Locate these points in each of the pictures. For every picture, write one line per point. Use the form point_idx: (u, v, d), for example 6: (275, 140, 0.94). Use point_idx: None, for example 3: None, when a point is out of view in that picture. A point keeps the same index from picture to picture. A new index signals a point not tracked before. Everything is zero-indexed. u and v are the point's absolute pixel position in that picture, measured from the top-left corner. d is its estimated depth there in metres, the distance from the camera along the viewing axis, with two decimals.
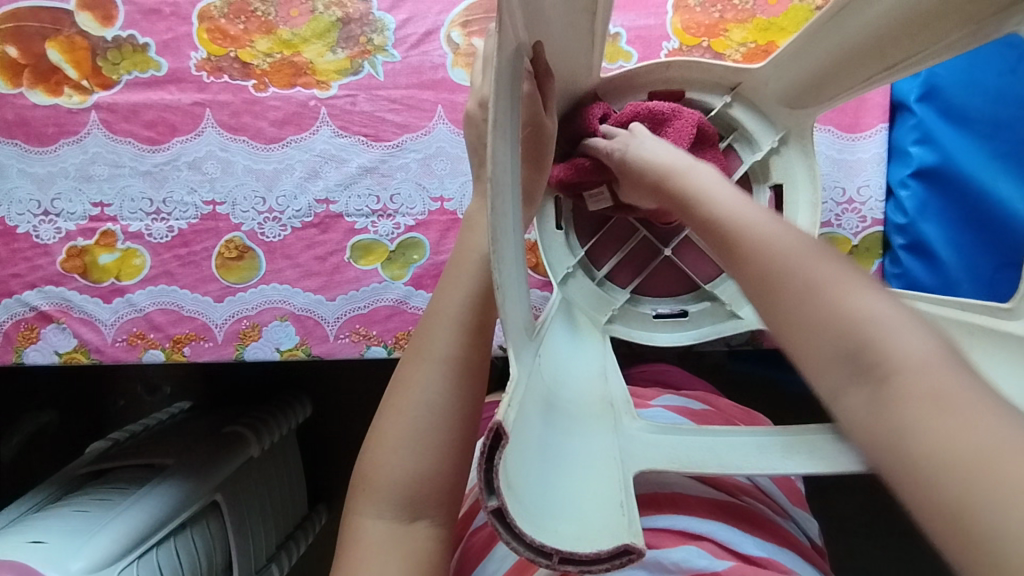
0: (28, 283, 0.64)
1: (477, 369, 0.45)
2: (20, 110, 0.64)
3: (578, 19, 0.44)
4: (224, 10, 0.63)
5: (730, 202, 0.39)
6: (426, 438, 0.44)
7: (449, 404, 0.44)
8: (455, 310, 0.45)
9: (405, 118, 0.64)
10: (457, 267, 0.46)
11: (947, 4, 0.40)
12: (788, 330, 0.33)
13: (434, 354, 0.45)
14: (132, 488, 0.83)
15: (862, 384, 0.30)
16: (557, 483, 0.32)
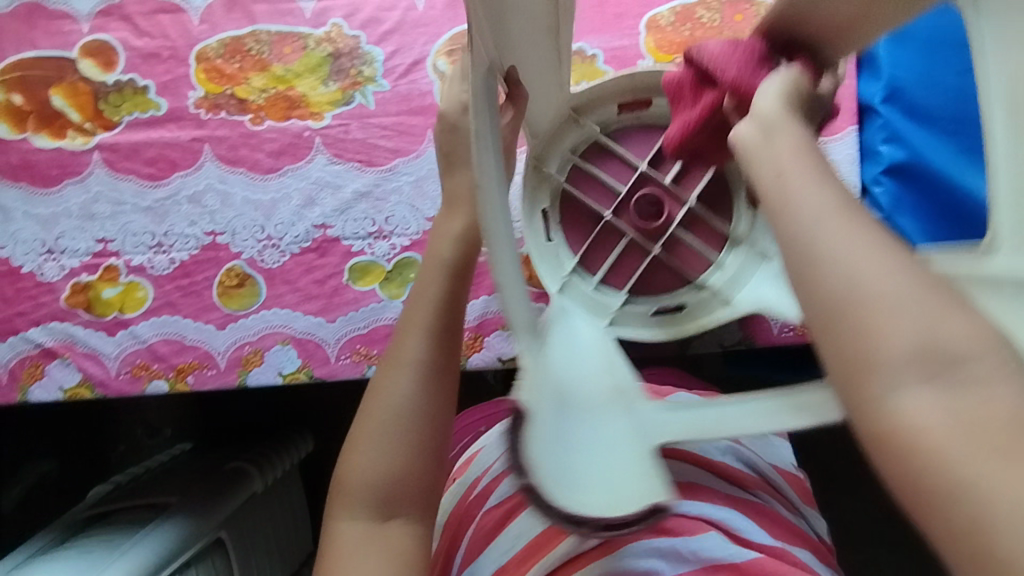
0: (33, 321, 0.66)
1: (443, 369, 0.47)
2: (25, 154, 0.67)
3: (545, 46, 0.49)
4: (220, 50, 0.66)
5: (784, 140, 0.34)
6: (398, 438, 0.45)
7: (421, 405, 0.45)
8: (426, 312, 0.47)
9: (396, 143, 0.67)
10: (423, 280, 0.49)
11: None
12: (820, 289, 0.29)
13: (402, 359, 0.46)
14: (137, 527, 0.83)
15: (925, 374, 0.27)
16: (589, 452, 0.35)
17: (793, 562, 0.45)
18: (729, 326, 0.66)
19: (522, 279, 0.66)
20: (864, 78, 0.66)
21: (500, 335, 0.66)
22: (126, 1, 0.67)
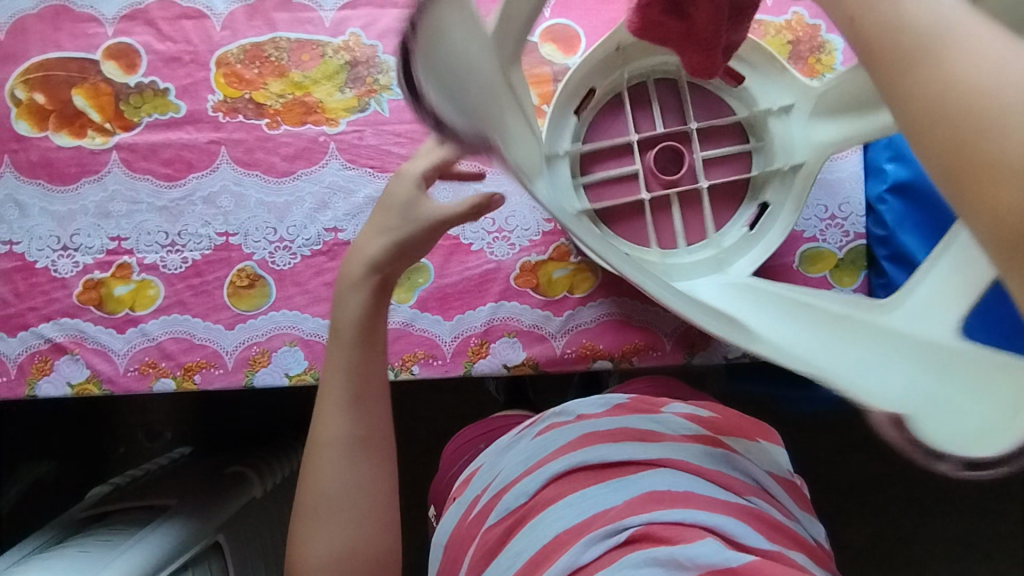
0: (44, 316, 0.67)
1: (365, 441, 0.54)
2: (44, 152, 0.68)
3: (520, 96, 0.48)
4: (240, 56, 0.68)
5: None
6: (337, 515, 0.52)
7: (348, 477, 0.53)
8: (337, 389, 0.54)
9: (409, 150, 0.68)
10: (335, 354, 0.54)
11: None
12: (932, 141, 0.20)
13: (330, 440, 0.53)
14: (134, 529, 0.82)
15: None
16: (952, 389, 0.32)
17: (790, 565, 0.45)
18: None
19: (529, 287, 0.67)
20: None
21: (506, 341, 0.66)
22: (150, 7, 0.69)
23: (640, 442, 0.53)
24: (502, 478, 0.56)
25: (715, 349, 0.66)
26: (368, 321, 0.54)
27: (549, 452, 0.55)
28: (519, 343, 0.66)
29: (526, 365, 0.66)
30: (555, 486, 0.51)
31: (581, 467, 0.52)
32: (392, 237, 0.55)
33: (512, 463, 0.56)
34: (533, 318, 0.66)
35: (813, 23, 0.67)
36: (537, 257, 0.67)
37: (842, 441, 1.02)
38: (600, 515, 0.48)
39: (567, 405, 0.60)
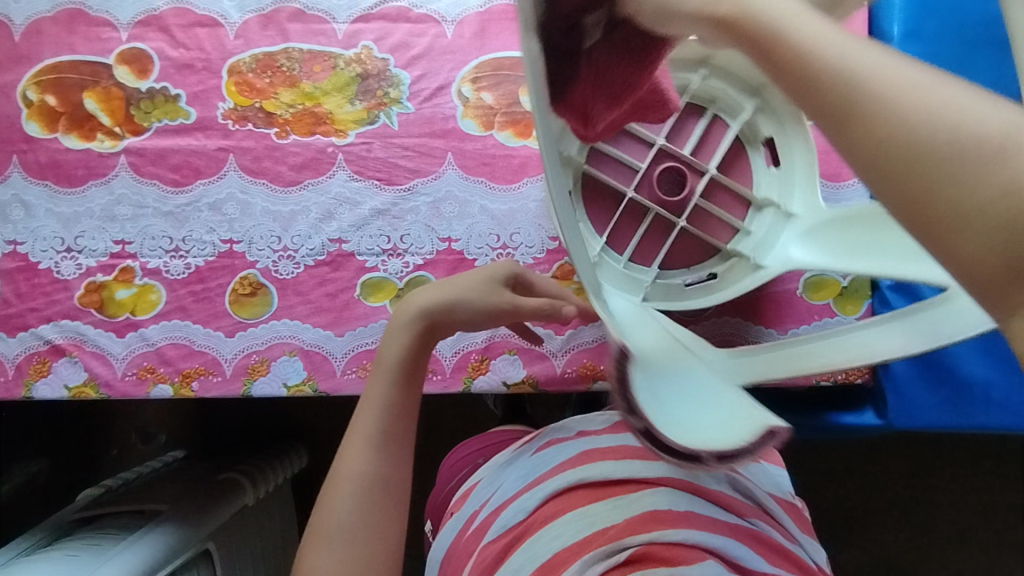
0: (45, 317, 0.66)
1: (387, 481, 0.52)
2: (53, 153, 0.68)
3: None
4: (252, 65, 0.68)
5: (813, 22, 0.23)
6: (348, 556, 0.49)
7: (365, 517, 0.51)
8: (368, 426, 0.53)
9: (417, 164, 0.68)
10: (370, 388, 0.54)
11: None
12: (958, 244, 0.21)
13: (353, 473, 0.51)
14: (123, 534, 0.81)
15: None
16: None
17: None
18: None
19: None
20: None
21: (506, 359, 0.66)
22: (166, 13, 0.69)
23: (643, 460, 0.53)
24: (501, 493, 0.55)
25: None
26: (406, 362, 0.54)
27: (549, 469, 0.54)
28: (520, 361, 0.66)
29: (526, 384, 0.66)
30: (554, 503, 0.51)
31: (581, 484, 0.52)
32: (448, 296, 0.54)
33: (512, 478, 0.56)
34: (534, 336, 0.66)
35: None
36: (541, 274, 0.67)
37: (841, 468, 1.01)
38: (600, 533, 0.47)
39: (567, 420, 0.60)
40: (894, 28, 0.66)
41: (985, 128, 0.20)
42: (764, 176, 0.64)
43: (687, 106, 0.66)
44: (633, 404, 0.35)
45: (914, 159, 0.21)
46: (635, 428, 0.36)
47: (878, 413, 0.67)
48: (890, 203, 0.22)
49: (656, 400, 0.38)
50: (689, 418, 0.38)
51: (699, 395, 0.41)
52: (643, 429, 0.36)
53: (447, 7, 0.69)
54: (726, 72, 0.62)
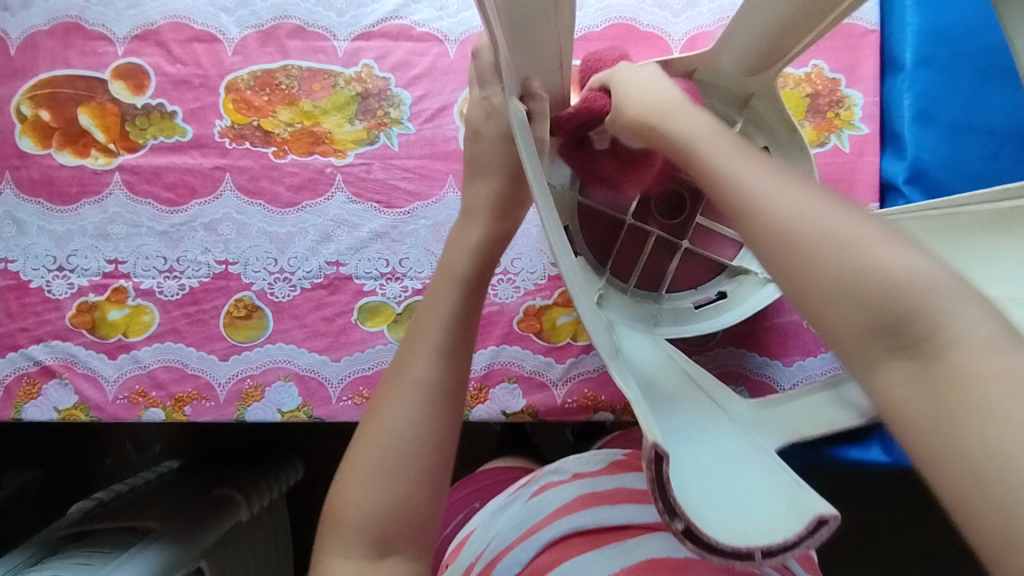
0: (35, 338, 0.65)
1: (452, 394, 0.45)
2: (46, 170, 0.67)
3: (553, 63, 0.50)
4: (250, 82, 0.67)
5: (751, 166, 0.34)
6: (402, 465, 0.43)
7: (427, 429, 0.44)
8: (434, 334, 0.46)
9: (417, 186, 0.66)
10: (432, 296, 0.48)
11: None
12: (830, 316, 0.29)
13: (411, 379, 0.45)
14: (113, 553, 0.79)
15: (902, 355, 0.27)
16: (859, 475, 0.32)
17: None
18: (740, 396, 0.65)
19: (532, 332, 0.65)
20: (888, 156, 0.64)
21: (506, 387, 0.64)
22: (163, 28, 0.68)
23: (639, 505, 0.51)
24: (495, 543, 0.53)
25: None
26: (477, 275, 0.49)
27: (544, 516, 0.53)
28: (520, 390, 0.64)
29: (525, 413, 0.64)
30: (552, 551, 0.49)
31: (578, 529, 0.50)
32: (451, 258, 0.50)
33: (506, 527, 0.54)
34: (534, 364, 0.65)
35: (833, 76, 0.65)
36: (542, 301, 0.65)
37: None
38: None
39: (561, 464, 0.59)
40: (907, 54, 0.64)
41: (846, 235, 0.30)
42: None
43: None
44: (669, 503, 0.30)
45: (807, 250, 0.30)
46: (674, 530, 0.30)
47: (884, 449, 0.65)
48: (782, 278, 0.31)
49: (689, 480, 0.33)
50: (731, 503, 0.33)
51: (730, 470, 0.36)
52: (684, 531, 0.30)
53: (451, 25, 0.68)
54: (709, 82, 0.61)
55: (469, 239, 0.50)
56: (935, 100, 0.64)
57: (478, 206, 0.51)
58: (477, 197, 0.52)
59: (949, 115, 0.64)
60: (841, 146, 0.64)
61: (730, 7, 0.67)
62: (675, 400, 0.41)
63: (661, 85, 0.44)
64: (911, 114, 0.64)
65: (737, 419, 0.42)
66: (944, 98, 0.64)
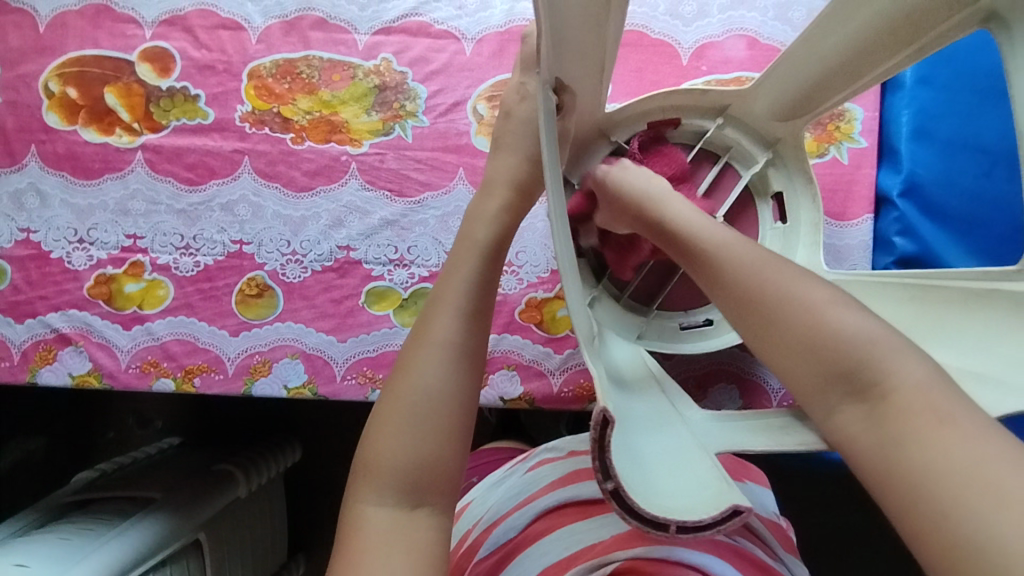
0: (53, 306, 0.67)
1: (472, 354, 0.47)
2: (71, 145, 0.69)
3: (592, 74, 0.53)
4: (272, 70, 0.69)
5: (742, 253, 0.44)
6: (426, 420, 0.45)
7: (450, 386, 0.46)
8: (457, 297, 0.48)
9: (428, 177, 0.69)
10: (457, 257, 0.50)
11: (890, 23, 0.48)
12: (791, 364, 0.40)
13: (434, 339, 0.47)
14: (116, 520, 0.81)
15: (857, 401, 0.37)
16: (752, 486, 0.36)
17: None
18: (730, 393, 0.67)
19: (533, 322, 0.68)
20: (885, 169, 0.67)
21: (505, 374, 0.67)
22: (190, 14, 0.70)
23: None
24: (492, 513, 0.57)
25: (711, 400, 0.68)
26: (497, 243, 0.51)
27: (539, 488, 0.56)
28: (518, 377, 0.67)
29: (523, 400, 0.67)
30: (545, 520, 0.52)
31: (568, 502, 0.53)
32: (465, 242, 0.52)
33: (502, 498, 0.58)
34: (533, 353, 0.67)
35: None
36: (544, 293, 0.68)
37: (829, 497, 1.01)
38: (587, 548, 0.47)
39: (558, 441, 0.61)
40: (908, 72, 0.67)
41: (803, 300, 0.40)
42: (769, 231, 0.65)
43: (698, 154, 0.68)
44: (604, 464, 0.34)
45: (772, 317, 0.41)
46: (602, 489, 0.34)
47: None
48: (752, 332, 0.42)
49: (626, 458, 0.36)
50: (659, 484, 0.37)
51: (672, 463, 0.39)
52: (612, 491, 0.34)
53: (468, 25, 0.70)
54: (742, 121, 0.65)
55: (488, 207, 0.53)
56: (932, 117, 0.66)
57: (498, 178, 0.54)
58: (500, 169, 0.55)
59: (945, 133, 0.66)
60: (840, 158, 0.67)
61: (738, 19, 0.70)
62: (634, 403, 0.44)
63: (651, 183, 0.54)
64: (908, 129, 0.66)
65: (690, 426, 0.44)
66: (941, 115, 0.66)
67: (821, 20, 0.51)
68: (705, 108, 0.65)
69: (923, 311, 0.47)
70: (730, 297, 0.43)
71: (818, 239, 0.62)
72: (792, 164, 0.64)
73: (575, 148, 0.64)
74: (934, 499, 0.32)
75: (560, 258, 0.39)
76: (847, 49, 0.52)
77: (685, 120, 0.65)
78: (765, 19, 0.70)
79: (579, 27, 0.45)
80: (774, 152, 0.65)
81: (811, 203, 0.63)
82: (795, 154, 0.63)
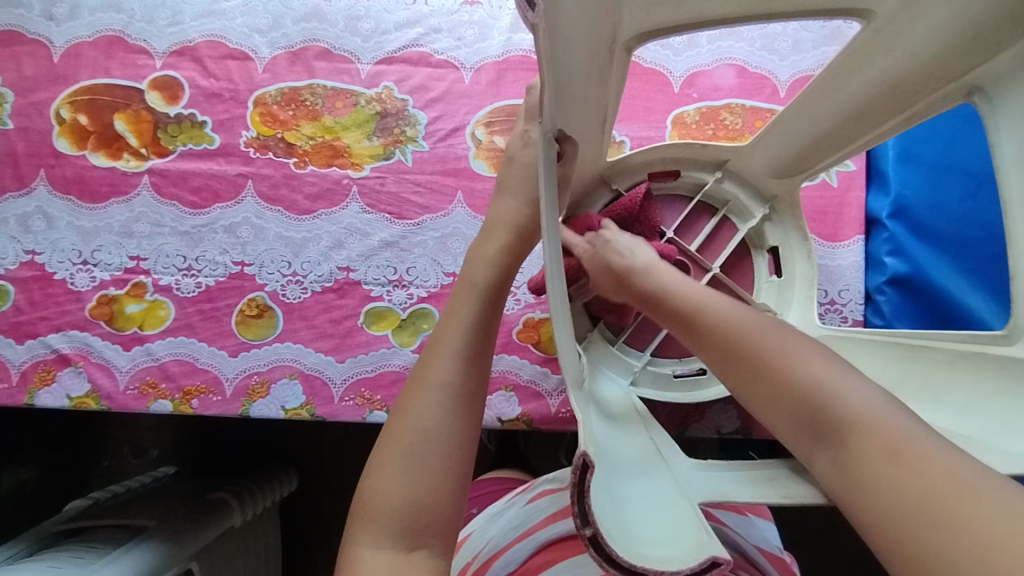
0: (54, 327, 0.68)
1: (472, 394, 0.47)
2: (79, 169, 0.71)
3: (594, 122, 0.52)
4: (277, 98, 0.72)
5: (724, 307, 0.44)
6: (425, 462, 0.44)
7: (448, 428, 0.45)
8: (456, 337, 0.47)
9: (427, 200, 0.70)
10: (456, 299, 0.50)
11: (877, 97, 0.49)
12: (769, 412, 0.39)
13: (433, 380, 0.46)
14: (107, 549, 0.80)
15: (823, 444, 0.36)
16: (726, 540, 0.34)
17: None
18: (728, 412, 0.67)
19: (530, 343, 0.68)
20: (874, 192, 0.69)
21: (502, 395, 0.67)
22: (199, 45, 0.73)
23: None
24: (491, 545, 0.55)
25: (709, 421, 0.67)
26: (496, 282, 0.50)
27: (539, 520, 0.55)
28: (515, 398, 0.67)
29: (520, 421, 0.66)
30: (545, 553, 0.51)
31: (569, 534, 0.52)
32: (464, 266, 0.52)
33: (504, 529, 0.56)
34: (531, 373, 0.67)
35: None
36: (541, 313, 0.69)
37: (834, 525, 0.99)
38: None
39: (559, 472, 0.61)
40: None
41: (762, 349, 0.40)
42: (766, 282, 0.67)
43: (698, 205, 0.70)
44: (584, 510, 0.31)
45: (743, 368, 0.40)
46: (581, 535, 0.31)
47: None
48: (733, 385, 0.42)
49: (606, 501, 0.33)
50: (637, 531, 0.33)
51: (645, 506, 0.36)
52: (590, 539, 0.31)
53: (467, 55, 0.73)
54: (740, 176, 0.66)
55: (487, 250, 0.52)
56: (916, 142, 0.68)
57: (498, 221, 0.53)
58: (500, 213, 0.54)
59: (930, 157, 0.68)
60: (829, 180, 0.69)
61: (727, 49, 0.72)
62: (616, 447, 0.41)
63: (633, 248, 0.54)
64: (895, 153, 0.68)
65: (673, 474, 0.41)
66: (925, 140, 0.69)
67: (818, 84, 0.52)
68: (704, 161, 0.66)
69: (911, 369, 0.47)
70: (708, 344, 0.43)
71: (812, 293, 0.63)
72: (787, 219, 0.65)
73: (579, 193, 0.66)
74: (897, 534, 0.31)
75: (552, 294, 0.37)
76: (837, 117, 0.53)
77: (685, 172, 0.67)
78: (753, 49, 0.72)
79: (581, 82, 0.44)
80: (771, 208, 0.66)
81: (809, 255, 0.64)
82: (790, 208, 0.65)
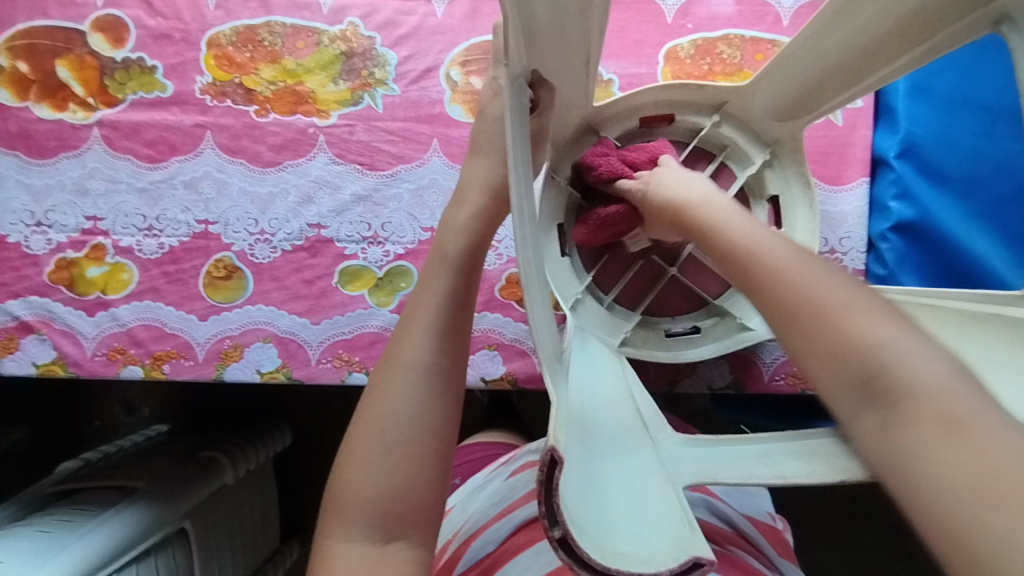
0: (13, 293, 0.64)
1: (447, 372, 0.44)
2: (23, 123, 0.65)
3: (575, 63, 0.47)
4: (232, 38, 0.66)
5: (765, 244, 0.38)
6: (397, 449, 0.41)
7: (421, 412, 0.42)
8: (429, 312, 0.44)
9: (400, 149, 0.66)
10: (429, 272, 0.46)
11: (891, 26, 0.43)
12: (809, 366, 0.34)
13: (403, 360, 0.43)
14: (97, 511, 0.78)
15: (870, 410, 0.31)
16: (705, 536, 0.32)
17: None
18: (719, 367, 0.64)
19: (514, 300, 0.65)
20: (881, 130, 0.64)
21: (485, 354, 0.64)
22: None
23: None
24: (471, 523, 0.55)
25: (700, 377, 0.65)
26: (471, 248, 0.46)
27: (520, 495, 0.54)
28: (499, 357, 0.64)
29: (505, 380, 0.64)
30: (523, 533, 0.50)
31: None
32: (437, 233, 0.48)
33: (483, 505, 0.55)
34: (515, 332, 0.64)
35: None
36: None
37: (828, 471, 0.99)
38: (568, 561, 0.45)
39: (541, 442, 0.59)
40: None
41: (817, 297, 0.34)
42: None
43: (694, 150, 0.64)
44: (552, 510, 0.29)
45: (791, 314, 0.34)
46: (550, 537, 0.28)
47: None
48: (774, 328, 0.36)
49: (578, 494, 0.31)
50: (612, 525, 0.32)
51: (625, 499, 0.34)
52: (559, 540, 0.28)
53: None
54: (739, 119, 0.61)
55: (460, 214, 0.47)
56: (929, 73, 0.63)
57: (472, 179, 0.49)
58: (476, 170, 0.49)
59: (943, 90, 0.63)
60: (834, 119, 0.64)
61: None
62: (599, 422, 0.39)
63: (689, 185, 0.48)
64: (906, 87, 0.63)
65: (656, 452, 0.39)
66: (939, 72, 0.63)
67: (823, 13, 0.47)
68: (700, 104, 0.61)
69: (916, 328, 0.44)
70: (750, 287, 0.37)
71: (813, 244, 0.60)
72: (789, 164, 0.61)
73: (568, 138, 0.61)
74: (940, 515, 0.27)
75: (522, 259, 0.33)
76: (844, 51, 0.48)
77: (679, 116, 0.62)
78: None
79: (554, 19, 0.39)
80: (772, 153, 0.61)
81: (814, 201, 0.60)
82: (794, 155, 0.60)
